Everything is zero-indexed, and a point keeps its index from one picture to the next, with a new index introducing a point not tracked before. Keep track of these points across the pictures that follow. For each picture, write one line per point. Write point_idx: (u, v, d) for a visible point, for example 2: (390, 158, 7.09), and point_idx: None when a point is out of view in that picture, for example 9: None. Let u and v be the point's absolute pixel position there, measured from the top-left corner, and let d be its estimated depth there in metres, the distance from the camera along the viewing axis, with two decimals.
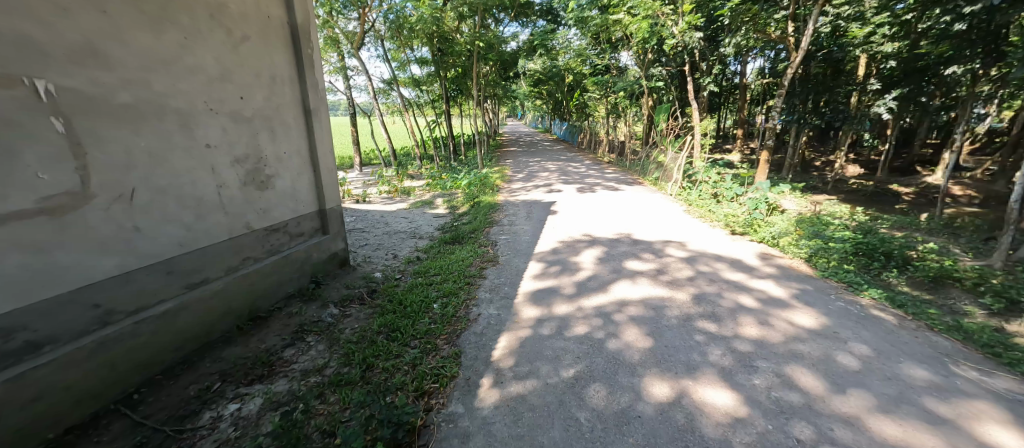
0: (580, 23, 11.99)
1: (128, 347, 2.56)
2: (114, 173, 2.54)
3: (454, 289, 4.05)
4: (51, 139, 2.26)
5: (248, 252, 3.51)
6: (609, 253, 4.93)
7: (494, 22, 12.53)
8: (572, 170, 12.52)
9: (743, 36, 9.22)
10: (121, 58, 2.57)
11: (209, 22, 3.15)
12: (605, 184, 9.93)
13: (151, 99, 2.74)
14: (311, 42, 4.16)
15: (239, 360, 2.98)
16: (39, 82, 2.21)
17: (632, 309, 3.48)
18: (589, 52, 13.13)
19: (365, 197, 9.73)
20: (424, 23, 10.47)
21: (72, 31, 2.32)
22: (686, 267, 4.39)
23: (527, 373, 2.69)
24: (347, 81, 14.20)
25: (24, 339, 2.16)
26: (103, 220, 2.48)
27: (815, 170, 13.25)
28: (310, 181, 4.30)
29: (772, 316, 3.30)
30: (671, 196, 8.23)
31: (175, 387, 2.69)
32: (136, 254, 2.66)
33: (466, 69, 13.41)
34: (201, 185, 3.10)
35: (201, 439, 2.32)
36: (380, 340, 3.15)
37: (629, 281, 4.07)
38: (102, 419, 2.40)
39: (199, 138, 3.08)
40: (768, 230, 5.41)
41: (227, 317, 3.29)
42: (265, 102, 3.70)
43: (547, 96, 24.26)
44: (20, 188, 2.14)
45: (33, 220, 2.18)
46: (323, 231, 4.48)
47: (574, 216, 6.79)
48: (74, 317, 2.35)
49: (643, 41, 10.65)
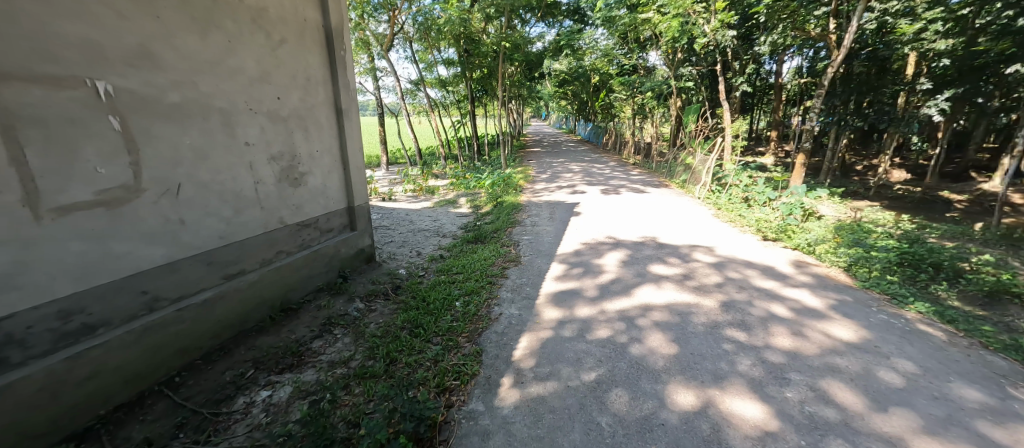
0: (607, 23, 11.85)
1: (171, 333, 2.72)
2: (162, 168, 2.70)
3: (476, 287, 4.08)
4: (109, 136, 2.42)
5: (281, 246, 3.66)
6: (633, 256, 4.84)
7: (521, 23, 12.58)
8: (596, 171, 12.37)
9: (780, 35, 8.83)
10: (171, 61, 2.72)
11: (251, 26, 3.30)
12: (630, 186, 9.76)
13: (197, 99, 2.90)
14: (344, 44, 4.29)
15: (271, 349, 3.11)
16: (100, 83, 2.37)
17: (656, 314, 3.41)
18: (616, 52, 12.96)
19: (391, 195, 9.95)
20: (452, 24, 10.63)
21: (129, 36, 2.49)
22: (715, 273, 4.26)
23: (548, 374, 2.69)
24: (376, 82, 14.59)
25: (81, 321, 2.32)
26: (152, 212, 2.64)
27: (857, 175, 12.56)
28: (340, 179, 4.44)
29: (807, 327, 3.15)
30: (698, 200, 8.00)
31: (212, 372, 2.84)
32: (180, 245, 2.82)
33: (491, 69, 13.52)
34: (239, 181, 3.25)
35: (235, 422, 2.43)
36: (403, 336, 3.22)
37: (653, 286, 3.99)
38: (146, 399, 2.55)
39: (239, 136, 3.24)
40: (803, 237, 5.18)
41: (261, 307, 3.44)
42: (300, 102, 3.85)
43: (572, 97, 24.11)
44: (81, 181, 2.31)
45: (92, 211, 2.35)
46: (351, 227, 4.62)
47: (598, 218, 6.71)
48: (124, 303, 2.51)
49: (673, 41, 10.42)
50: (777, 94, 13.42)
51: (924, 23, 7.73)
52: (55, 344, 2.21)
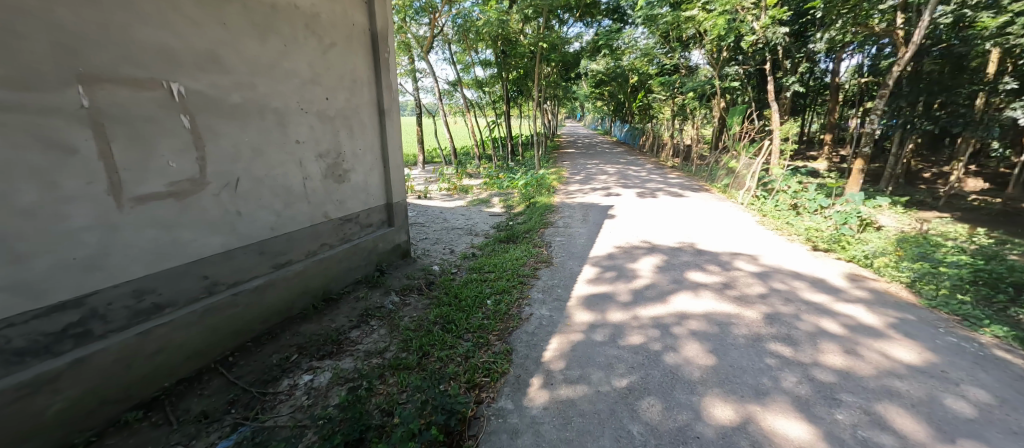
0: (648, 22, 11.54)
1: (226, 315, 2.94)
2: (223, 164, 2.92)
3: (507, 287, 4.12)
4: (181, 133, 2.66)
5: (324, 238, 3.86)
6: (669, 262, 4.70)
7: (559, 23, 12.52)
8: (632, 174, 12.09)
9: (840, 31, 8.09)
10: (235, 64, 2.95)
11: (305, 31, 3.51)
12: (668, 189, 9.45)
13: (255, 99, 3.12)
14: (387, 47, 4.46)
15: (314, 336, 3.29)
16: (175, 85, 2.60)
17: (693, 323, 3.29)
18: (656, 51, 12.61)
19: (426, 193, 10.22)
20: (491, 26, 10.76)
21: (199, 41, 2.72)
22: (758, 283, 4.04)
23: (578, 378, 2.66)
24: (416, 83, 15.02)
25: (152, 301, 2.54)
26: (213, 204, 2.87)
27: (924, 184, 11.53)
28: (380, 177, 4.62)
29: (862, 346, 2.93)
30: (741, 206, 7.64)
31: (261, 354, 3.04)
32: (237, 234, 3.05)
33: (528, 70, 13.56)
34: (290, 176, 3.46)
35: (280, 402, 2.60)
36: (436, 330, 3.31)
37: (690, 293, 3.85)
38: (203, 375, 2.77)
39: (291, 134, 3.45)
40: (860, 248, 4.81)
41: (305, 296, 3.64)
42: (346, 103, 4.04)
43: (608, 98, 23.65)
44: (156, 174, 2.54)
45: (164, 202, 2.57)
46: (388, 223, 4.79)
47: (633, 221, 6.57)
48: (188, 286, 2.74)
49: (719, 38, 9.99)
50: (834, 95, 12.53)
51: (1010, 16, 6.81)
52: (130, 320, 2.44)
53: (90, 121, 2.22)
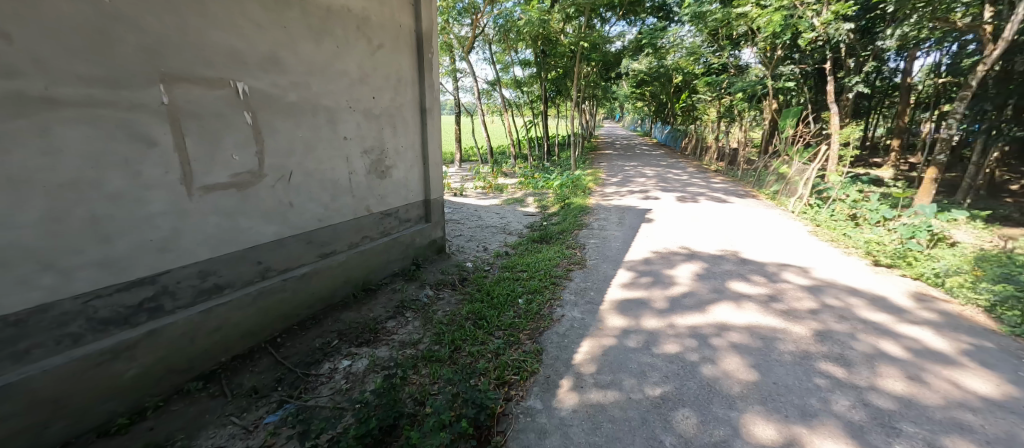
0: (696, 19, 11.09)
1: (276, 299, 3.15)
2: (278, 158, 3.13)
3: (540, 287, 4.12)
4: (244, 128, 2.87)
5: (366, 231, 4.04)
6: (709, 270, 4.50)
7: (601, 21, 12.28)
8: (672, 177, 11.69)
9: (914, 27, 7.66)
10: (292, 64, 3.15)
11: (355, 33, 3.68)
12: (711, 194, 9.03)
13: (308, 98, 3.31)
14: (431, 47, 4.58)
15: (353, 324, 3.45)
16: (240, 84, 2.82)
17: (734, 335, 3.14)
18: (703, 50, 12.10)
19: (462, 191, 10.41)
20: (532, 25, 10.81)
21: (263, 43, 2.93)
22: (809, 298, 3.79)
23: (610, 383, 2.62)
24: (456, 83, 15.32)
25: (214, 282, 2.77)
26: (269, 195, 3.08)
27: (1010, 196, 10.30)
28: (420, 174, 4.76)
29: (928, 373, 2.67)
30: (791, 214, 7.18)
31: (305, 338, 3.23)
32: (289, 224, 3.26)
33: (567, 69, 13.46)
34: (337, 171, 3.65)
35: (321, 384, 2.75)
36: (468, 326, 3.37)
37: (731, 304, 3.67)
38: (254, 354, 2.97)
39: (340, 131, 3.64)
40: (930, 266, 4.38)
41: (347, 285, 3.83)
42: (391, 101, 4.20)
43: (649, 98, 22.96)
44: (222, 166, 2.76)
45: (227, 191, 2.79)
46: (425, 219, 4.93)
47: (672, 226, 6.36)
48: (245, 270, 2.96)
49: (774, 35, 9.45)
50: (905, 97, 11.45)
51: None
52: (195, 298, 2.67)
53: (170, 117, 2.45)
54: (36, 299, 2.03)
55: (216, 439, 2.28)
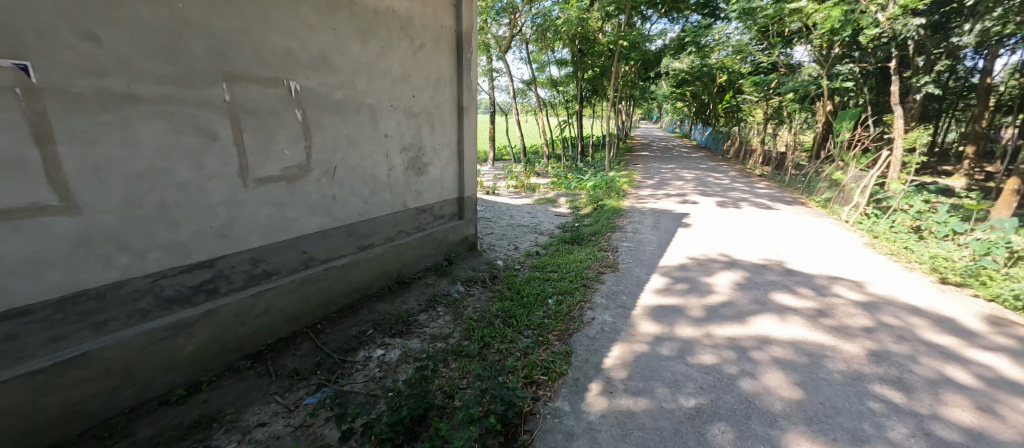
0: (745, 16, 10.55)
1: (318, 288, 3.32)
2: (324, 153, 3.29)
3: (570, 288, 4.09)
4: (294, 125, 3.05)
5: (402, 226, 4.17)
6: (751, 280, 4.28)
7: (642, 19, 11.94)
8: (712, 181, 11.22)
9: (998, 22, 6.92)
10: (340, 64, 3.30)
11: (399, 34, 3.80)
12: (755, 200, 8.58)
13: (353, 96, 3.46)
14: (470, 47, 4.64)
15: (387, 314, 3.58)
16: (292, 83, 2.99)
17: (777, 350, 2.97)
18: (751, 48, 11.51)
19: (495, 189, 10.50)
20: (570, 24, 10.74)
21: (314, 44, 3.08)
22: (863, 315, 3.52)
23: (641, 390, 2.56)
24: (492, 82, 15.46)
25: (264, 268, 2.96)
26: (314, 188, 3.25)
27: None
28: (455, 171, 4.86)
29: (1004, 405, 2.41)
30: (844, 224, 6.70)
31: (342, 325, 3.38)
32: (332, 217, 3.42)
33: (604, 69, 13.24)
34: (377, 167, 3.79)
35: (357, 370, 2.88)
36: (497, 323, 3.40)
37: (775, 317, 3.48)
38: (297, 337, 3.15)
39: (381, 129, 3.77)
40: (1008, 286, 3.95)
41: (383, 277, 3.97)
42: (430, 100, 4.31)
43: (689, 99, 22.13)
44: (275, 160, 2.94)
45: (278, 184, 2.97)
46: (459, 216, 5.01)
47: (711, 232, 6.11)
48: (291, 259, 3.14)
49: (832, 31, 8.82)
50: (983, 99, 10.36)
51: None
52: (246, 282, 2.86)
53: (231, 113, 2.64)
54: (114, 277, 2.24)
55: (261, 415, 2.43)
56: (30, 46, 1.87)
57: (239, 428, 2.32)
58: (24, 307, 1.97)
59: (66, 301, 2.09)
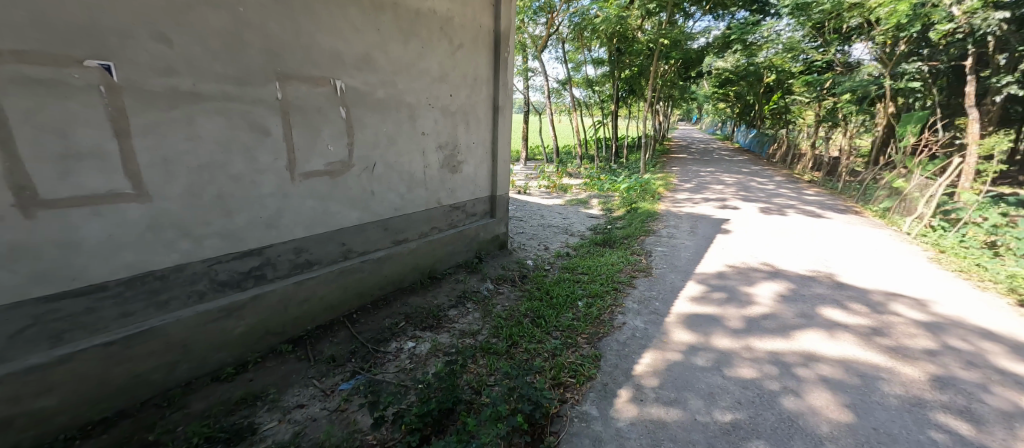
0: (799, 11, 9.94)
1: (355, 278, 3.45)
2: (365, 150, 3.41)
3: (601, 291, 4.02)
4: (338, 122, 3.18)
5: (435, 222, 4.26)
6: (796, 291, 4.04)
7: (684, 17, 11.53)
8: (755, 186, 10.67)
9: None
10: (383, 64, 3.42)
11: (439, 34, 3.87)
12: (803, 207, 8.07)
13: (394, 95, 3.57)
14: (508, 46, 4.66)
15: (418, 308, 3.66)
16: (338, 82, 3.12)
17: (825, 368, 2.79)
18: (804, 45, 10.79)
19: (527, 188, 10.51)
20: (609, 23, 10.57)
21: (359, 44, 3.21)
22: (924, 336, 3.23)
23: (673, 400, 2.48)
24: (527, 81, 15.49)
25: (306, 258, 3.11)
26: (355, 184, 3.38)
27: None
28: (488, 170, 4.91)
29: None
30: (905, 236, 6.17)
31: (376, 316, 3.50)
32: (370, 211, 3.54)
33: (642, 68, 12.92)
34: (414, 164, 3.89)
35: (389, 360, 2.97)
36: (526, 323, 3.41)
37: (822, 333, 3.26)
38: (334, 325, 3.29)
39: (419, 127, 3.87)
40: None
41: (416, 271, 4.07)
42: (466, 99, 4.37)
43: (732, 99, 21.15)
44: (319, 155, 3.08)
45: (322, 178, 3.12)
46: (491, 214, 5.06)
47: (752, 239, 5.82)
48: (331, 250, 3.28)
49: (898, 26, 8.14)
50: None
51: None
52: (290, 270, 3.02)
53: (282, 110, 2.80)
54: (176, 260, 2.43)
55: (300, 397, 2.56)
56: (112, 48, 2.06)
57: (280, 408, 2.46)
58: (101, 284, 2.18)
59: (135, 280, 2.29)
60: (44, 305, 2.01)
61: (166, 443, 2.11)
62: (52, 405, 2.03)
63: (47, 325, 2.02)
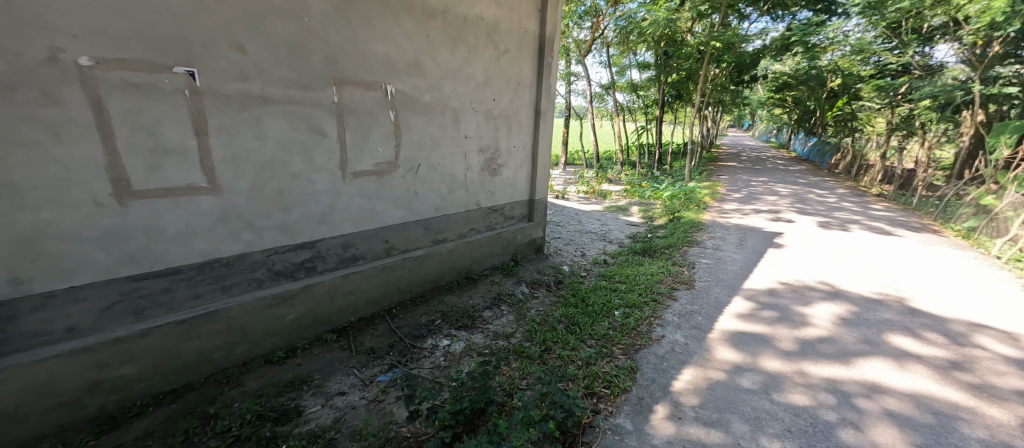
0: (871, 10, 9.26)
1: (396, 275, 3.59)
2: (411, 151, 3.54)
3: (639, 302, 3.90)
4: (387, 124, 3.32)
5: (473, 224, 4.33)
6: (859, 315, 3.70)
7: (739, 18, 10.97)
8: (813, 198, 9.92)
9: None
10: (431, 69, 3.54)
11: (485, 40, 3.95)
12: (869, 223, 7.39)
13: (440, 99, 3.69)
14: (552, 51, 4.66)
15: (454, 307, 3.74)
16: (388, 87, 3.27)
17: (891, 402, 2.52)
18: (876, 47, 10.10)
19: (565, 193, 10.44)
20: (657, 26, 10.30)
21: (410, 50, 3.34)
22: (1016, 375, 2.84)
23: (715, 421, 2.35)
24: (569, 86, 15.43)
25: (352, 252, 3.27)
26: (400, 184, 3.52)
27: None
28: (528, 174, 4.93)
29: None
30: (994, 260, 5.47)
31: (414, 312, 3.61)
32: (412, 211, 3.67)
33: (691, 73, 12.46)
34: (455, 166, 3.99)
35: (424, 356, 3.05)
36: (560, 329, 3.38)
37: (890, 362, 2.96)
38: (374, 319, 3.43)
39: (462, 130, 3.96)
40: None
41: (454, 271, 4.15)
42: (509, 103, 4.42)
43: (790, 106, 19.81)
44: (368, 155, 3.24)
45: (370, 178, 3.27)
46: (528, 218, 5.07)
47: (808, 255, 5.42)
48: (375, 247, 3.43)
49: (992, 25, 7.27)
50: None
51: None
52: (338, 264, 3.19)
53: (337, 113, 2.97)
54: (240, 249, 2.64)
55: (342, 385, 2.69)
56: (196, 56, 2.28)
57: (323, 394, 2.59)
58: (176, 268, 2.41)
59: (205, 266, 2.51)
60: (131, 283, 2.26)
61: (224, 417, 2.30)
62: (131, 373, 2.27)
63: (131, 301, 2.27)
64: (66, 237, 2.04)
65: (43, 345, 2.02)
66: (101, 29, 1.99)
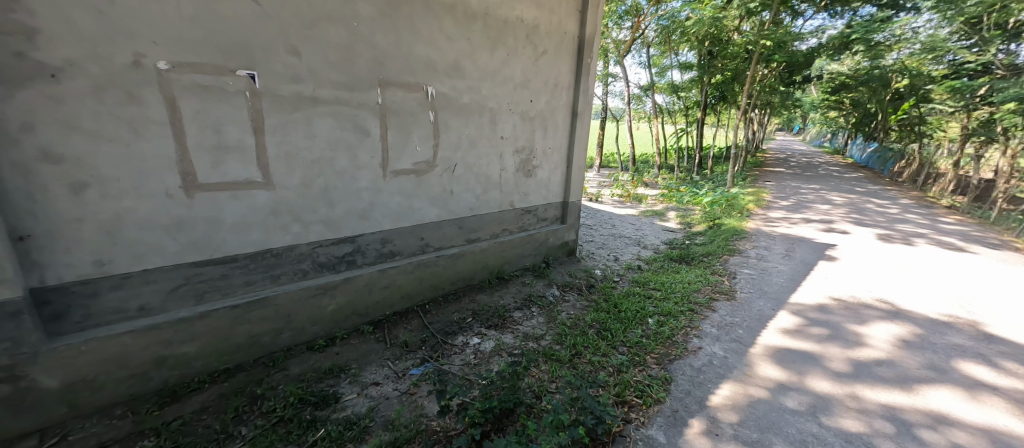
0: (946, 4, 8.47)
1: (431, 272, 3.67)
2: (448, 151, 3.62)
3: (674, 311, 3.76)
4: (426, 124, 3.40)
5: (506, 224, 4.36)
6: (924, 338, 3.38)
7: (792, 16, 10.34)
8: (872, 208, 9.17)
9: None
10: (470, 71, 3.60)
11: (525, 42, 3.97)
12: (938, 237, 6.73)
13: (478, 100, 3.74)
14: (591, 53, 4.60)
15: (485, 306, 3.77)
16: (429, 88, 3.35)
17: (961, 436, 2.29)
18: (951, 44, 9.22)
19: (598, 196, 10.27)
20: (701, 25, 9.94)
21: (450, 52, 3.41)
22: None
23: (756, 441, 2.23)
24: (606, 87, 15.19)
25: (390, 248, 3.39)
26: (436, 183, 3.60)
27: None
28: (562, 175, 4.90)
29: None
30: None
31: (446, 309, 3.67)
32: (447, 210, 3.74)
33: (737, 73, 11.89)
34: (491, 167, 4.03)
35: (455, 353, 3.10)
36: (591, 334, 3.33)
37: (960, 393, 2.68)
38: (409, 313, 3.53)
39: (498, 131, 4.00)
40: None
41: (485, 270, 4.19)
42: (546, 104, 4.41)
43: (848, 108, 18.42)
44: (408, 155, 3.34)
45: (408, 177, 3.37)
46: (561, 220, 5.03)
47: (864, 270, 5.01)
48: (411, 244, 3.53)
49: None
50: None
51: None
52: (375, 258, 3.31)
53: (381, 113, 3.09)
54: (288, 241, 2.81)
55: (376, 375, 2.79)
56: (256, 60, 2.45)
57: (359, 382, 2.70)
58: (232, 256, 2.59)
59: (256, 256, 2.68)
60: (193, 269, 2.45)
61: (269, 397, 2.45)
62: (191, 351, 2.47)
63: (193, 285, 2.46)
64: (141, 224, 2.25)
65: (119, 321, 2.24)
66: (177, 35, 2.18)
